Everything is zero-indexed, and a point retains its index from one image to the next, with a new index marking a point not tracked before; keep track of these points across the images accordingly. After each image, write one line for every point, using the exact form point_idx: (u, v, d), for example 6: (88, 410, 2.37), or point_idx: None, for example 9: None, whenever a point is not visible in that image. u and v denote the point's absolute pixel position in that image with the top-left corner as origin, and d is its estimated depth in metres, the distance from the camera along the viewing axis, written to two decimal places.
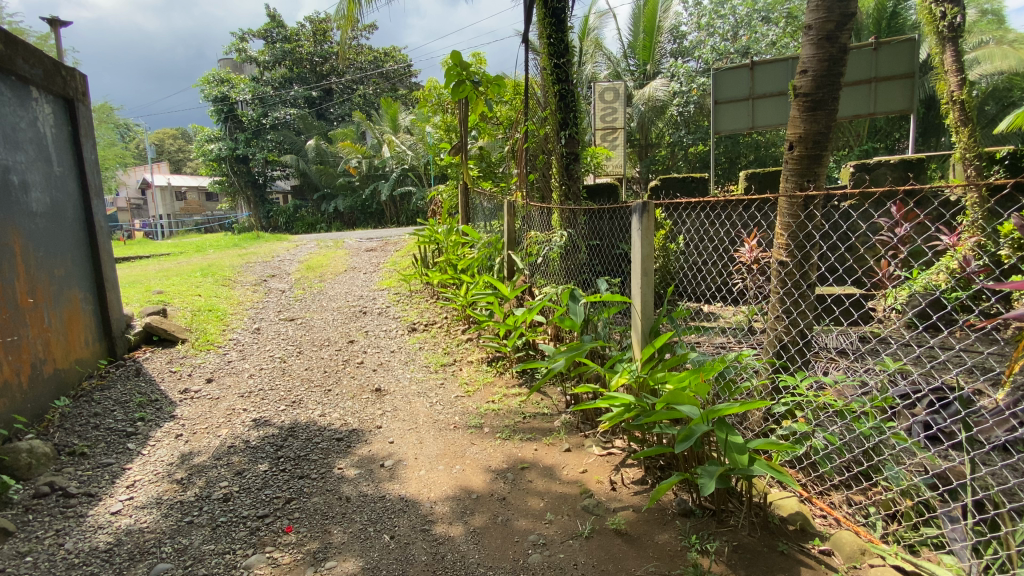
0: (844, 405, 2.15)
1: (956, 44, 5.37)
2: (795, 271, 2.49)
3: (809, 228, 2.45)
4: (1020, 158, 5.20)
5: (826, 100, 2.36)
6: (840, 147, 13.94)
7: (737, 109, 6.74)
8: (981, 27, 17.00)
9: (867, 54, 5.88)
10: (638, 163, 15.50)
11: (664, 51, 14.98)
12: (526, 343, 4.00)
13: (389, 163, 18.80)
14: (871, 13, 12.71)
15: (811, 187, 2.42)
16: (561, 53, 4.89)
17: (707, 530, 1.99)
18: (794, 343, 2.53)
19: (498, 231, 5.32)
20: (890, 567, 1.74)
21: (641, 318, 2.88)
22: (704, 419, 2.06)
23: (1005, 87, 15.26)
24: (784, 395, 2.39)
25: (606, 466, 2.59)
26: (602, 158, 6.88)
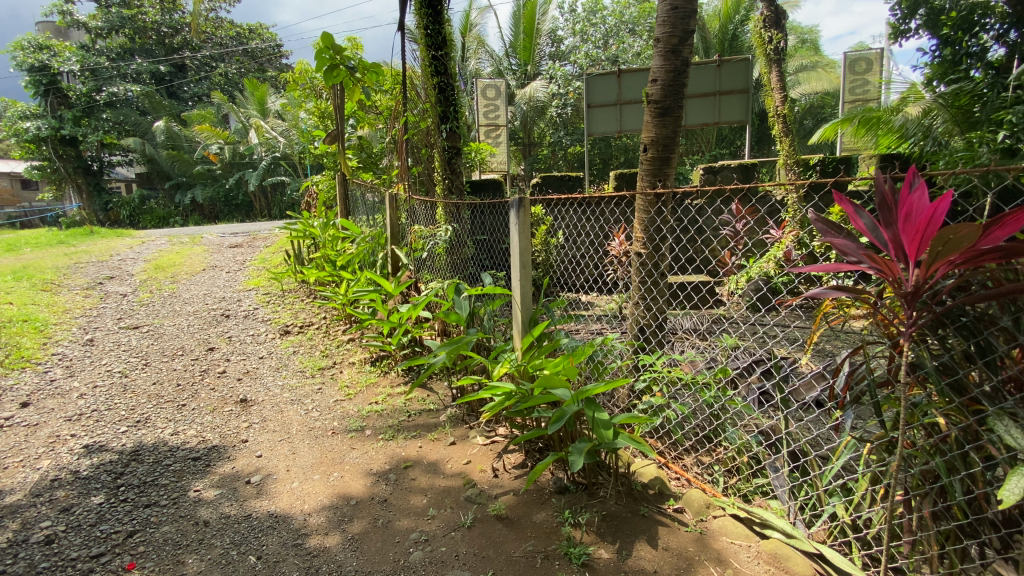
0: (692, 378, 2.42)
1: (779, 66, 6.31)
2: (650, 261, 2.77)
3: (660, 222, 2.73)
4: (826, 165, 6.29)
5: (673, 106, 2.62)
6: (694, 152, 15.73)
7: (608, 113, 7.24)
8: (802, 52, 20.22)
9: (712, 70, 6.67)
10: (523, 160, 15.96)
11: (543, 53, 15.57)
12: (411, 339, 3.91)
13: (259, 150, 17.13)
14: (717, 35, 14.47)
15: (662, 185, 2.69)
16: (439, 45, 4.83)
17: (580, 504, 2.13)
18: (650, 326, 2.80)
19: (380, 225, 5.11)
20: (728, 516, 1.99)
21: (520, 309, 2.97)
22: (574, 400, 2.20)
23: (819, 105, 18.49)
24: (643, 372, 2.64)
25: (489, 454, 2.63)
26: (487, 154, 6.95)
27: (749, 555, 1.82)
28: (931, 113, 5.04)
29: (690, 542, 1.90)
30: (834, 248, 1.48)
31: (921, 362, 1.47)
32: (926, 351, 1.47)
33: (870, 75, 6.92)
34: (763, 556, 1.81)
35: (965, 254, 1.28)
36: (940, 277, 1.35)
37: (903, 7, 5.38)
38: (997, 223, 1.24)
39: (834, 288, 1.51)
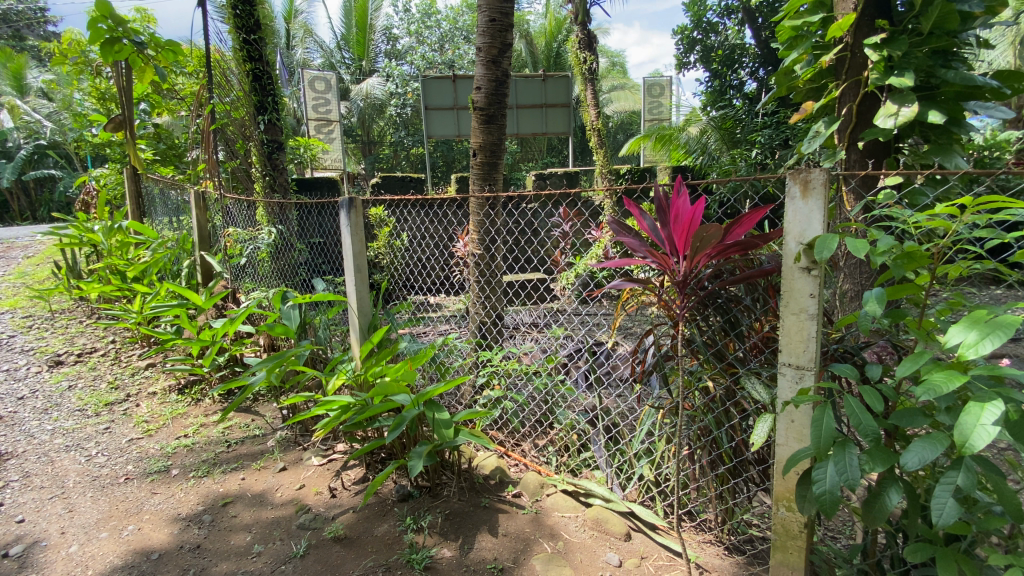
0: (531, 369, 2.58)
1: (593, 85, 7.10)
2: (487, 262, 2.87)
3: (493, 224, 2.85)
4: (634, 173, 7.27)
5: (496, 114, 2.76)
6: (529, 159, 16.83)
7: (444, 117, 7.32)
8: (613, 75, 23.03)
9: (538, 83, 7.18)
10: (362, 160, 15.30)
11: (377, 50, 15.15)
12: (229, 359, 3.45)
13: (11, 134, 13.50)
14: (544, 51, 15.69)
15: (491, 190, 2.83)
16: (252, 29, 4.43)
17: (423, 507, 2.12)
18: (492, 324, 2.91)
19: (188, 228, 4.46)
20: (559, 492, 2.18)
21: (357, 316, 2.82)
22: (414, 404, 2.19)
23: (628, 122, 21.32)
24: (484, 368, 2.73)
25: (326, 474, 2.46)
26: (318, 151, 6.50)
27: (577, 525, 2.02)
28: (706, 133, 6.08)
29: (527, 523, 2.03)
30: (625, 246, 1.72)
31: (694, 337, 1.77)
32: (696, 328, 1.77)
33: (663, 99, 8.14)
34: (588, 523, 2.01)
35: (717, 248, 1.58)
36: (703, 266, 1.65)
37: (683, 43, 6.48)
38: (737, 223, 1.54)
39: (629, 280, 1.75)
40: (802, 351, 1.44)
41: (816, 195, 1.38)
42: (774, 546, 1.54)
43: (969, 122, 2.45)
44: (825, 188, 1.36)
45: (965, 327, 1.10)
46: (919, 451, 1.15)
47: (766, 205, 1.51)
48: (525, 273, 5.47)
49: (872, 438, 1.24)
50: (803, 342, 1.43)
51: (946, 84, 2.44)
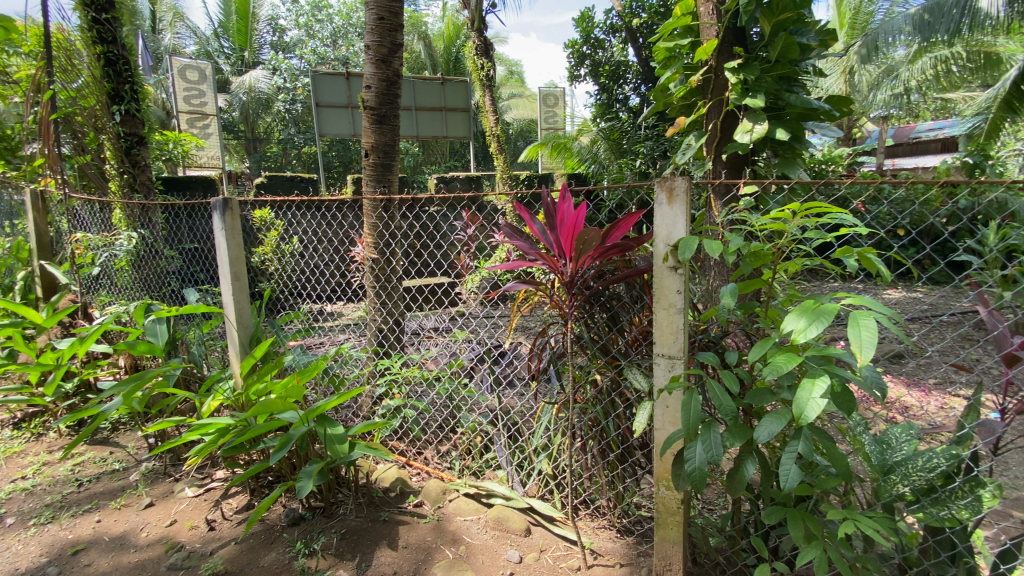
0: (431, 375, 2.55)
1: (491, 91, 7.21)
2: (383, 266, 2.79)
3: (389, 227, 2.77)
4: (533, 179, 7.49)
5: (388, 115, 2.69)
6: (431, 162, 16.66)
7: (337, 116, 6.98)
8: (512, 83, 23.65)
9: (437, 86, 7.13)
10: (247, 158, 14.14)
11: (262, 41, 14.09)
12: (80, 384, 2.99)
13: None
14: (443, 54, 15.63)
15: (386, 192, 2.75)
16: (103, 6, 3.83)
17: (316, 529, 2.00)
18: (390, 331, 2.82)
19: (26, 232, 3.85)
20: (460, 496, 2.18)
21: (238, 329, 2.59)
22: (303, 421, 2.05)
23: (527, 129, 22.00)
24: (383, 377, 2.64)
25: (203, 505, 2.22)
26: (191, 146, 5.87)
27: (479, 526, 2.03)
28: (597, 143, 6.54)
29: (429, 532, 2.00)
30: (516, 249, 1.77)
31: (581, 333, 1.87)
32: (584, 325, 1.86)
33: (557, 109, 8.52)
34: (489, 524, 2.03)
35: (598, 250, 1.68)
36: (587, 268, 1.74)
37: (574, 56, 6.81)
38: (614, 227, 1.65)
39: (520, 282, 1.80)
40: (672, 342, 1.58)
41: (680, 202, 1.53)
42: (657, 524, 1.66)
43: (807, 139, 2.85)
44: (687, 194, 1.51)
45: (797, 314, 1.26)
46: (768, 425, 1.31)
47: (639, 210, 1.63)
48: (428, 278, 5.38)
49: (731, 417, 1.39)
50: (673, 334, 1.58)
51: (789, 106, 2.82)
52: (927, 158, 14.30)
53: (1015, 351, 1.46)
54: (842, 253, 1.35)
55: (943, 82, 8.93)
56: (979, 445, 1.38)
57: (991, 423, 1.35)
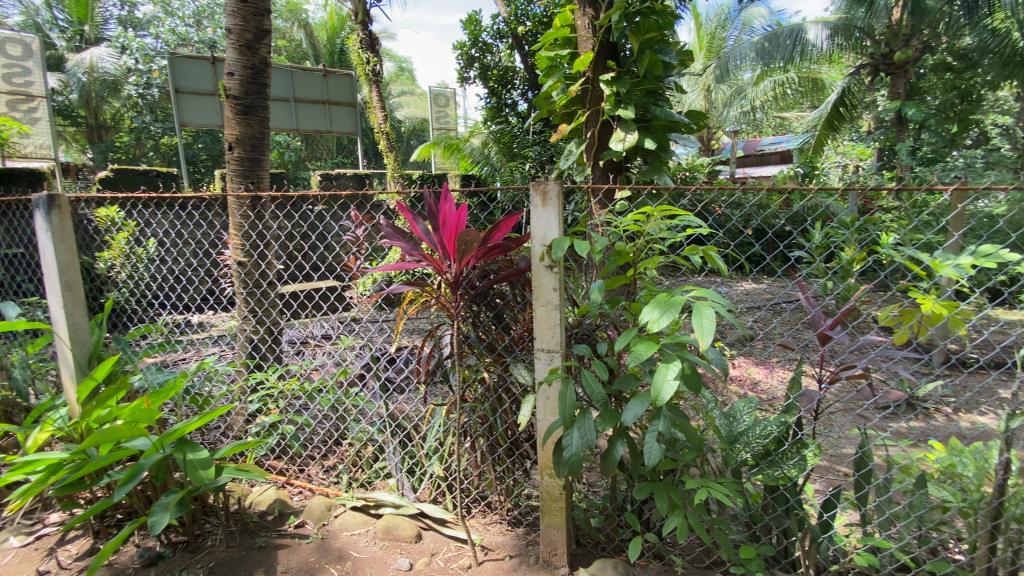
0: (312, 386, 2.40)
1: (379, 87, 6.97)
2: (253, 271, 2.56)
3: (259, 228, 2.56)
4: (425, 178, 7.39)
5: (255, 105, 2.49)
6: (317, 158, 15.71)
7: (202, 104, 6.26)
8: (403, 80, 23.13)
9: (318, 78, 6.73)
10: (90, 148, 12.22)
11: (105, 14, 12.25)
12: None
13: None
14: (326, 45, 14.80)
15: (256, 188, 2.54)
16: None
17: (179, 567, 1.82)
18: (263, 341, 2.59)
19: None
20: (347, 510, 2.08)
21: (73, 347, 2.22)
22: (157, 448, 1.82)
23: (420, 128, 21.66)
24: (258, 392, 2.43)
25: (32, 555, 1.89)
26: (10, 132, 4.93)
27: (367, 539, 1.96)
28: (488, 145, 6.66)
29: (312, 552, 1.89)
30: (399, 250, 1.73)
31: (468, 333, 1.87)
32: (470, 325, 1.87)
33: (448, 109, 8.48)
34: (378, 535, 1.97)
35: (480, 251, 1.70)
36: (470, 268, 1.75)
37: (464, 58, 6.85)
38: (495, 228, 1.68)
39: (405, 284, 1.76)
40: (551, 336, 1.66)
41: (553, 204, 1.60)
42: (543, 512, 1.73)
43: (672, 149, 3.13)
44: (559, 197, 1.59)
45: (654, 306, 1.39)
46: (633, 408, 1.43)
47: (518, 212, 1.68)
48: (312, 282, 5.06)
49: (601, 405, 1.49)
50: (551, 329, 1.65)
51: (655, 118, 3.08)
52: (770, 168, 16.57)
53: (825, 330, 1.72)
54: (691, 250, 1.52)
55: (780, 103, 10.41)
56: (801, 412, 1.61)
57: (809, 393, 1.57)
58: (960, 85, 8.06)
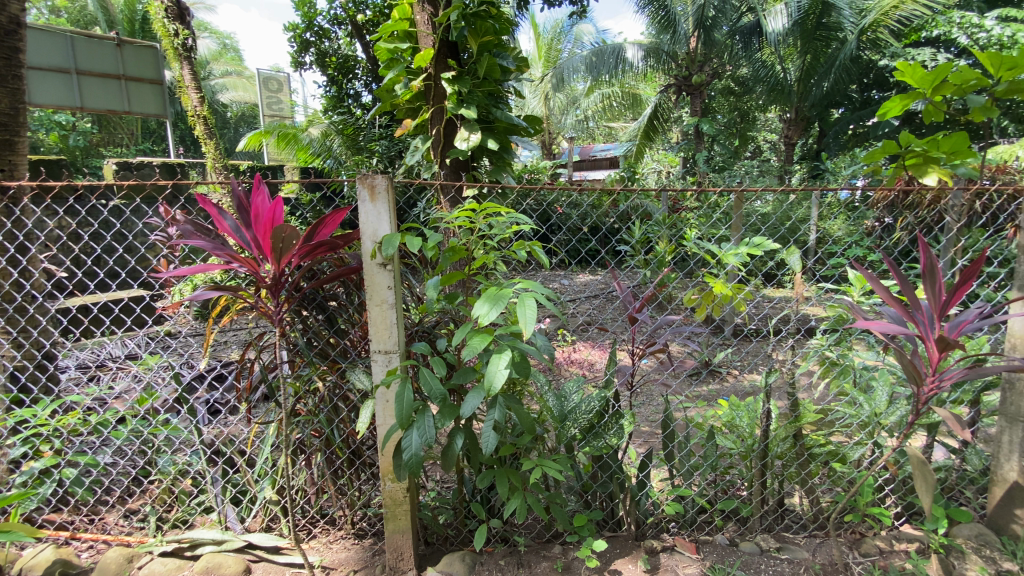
0: (101, 417, 1.98)
1: (192, 65, 5.77)
2: (7, 280, 2.03)
3: (17, 228, 2.04)
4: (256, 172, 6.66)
5: (5, 75, 1.97)
6: (115, 144, 13.16)
7: None
8: (227, 61, 20.55)
9: (109, 48, 5.55)
10: None
11: None
12: None
13: None
14: (124, 10, 12.46)
15: (5, 177, 2.01)
16: None
17: None
18: (26, 368, 2.06)
19: None
20: (157, 558, 1.76)
21: None
22: None
23: (251, 115, 19.44)
24: (24, 430, 1.93)
25: None
26: None
27: None
28: (329, 136, 6.16)
29: None
30: (203, 249, 1.49)
31: (296, 340, 1.72)
32: (298, 331, 1.71)
33: (281, 95, 7.71)
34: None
35: (303, 248, 1.55)
36: (293, 268, 1.59)
37: (297, 42, 6.30)
38: (321, 224, 1.55)
39: (212, 289, 1.52)
40: (387, 337, 1.60)
41: (382, 199, 1.54)
42: (387, 518, 1.67)
43: (514, 151, 3.25)
44: (388, 192, 1.53)
45: (484, 299, 1.39)
46: (470, 400, 1.44)
47: (345, 206, 1.57)
48: (109, 292, 4.22)
49: (440, 401, 1.46)
50: (388, 329, 1.59)
51: (497, 120, 3.15)
52: (603, 171, 18.42)
53: (634, 313, 1.93)
54: (519, 245, 1.58)
55: (608, 113, 11.61)
56: (618, 386, 1.80)
57: (623, 368, 1.76)
58: (738, 108, 9.90)
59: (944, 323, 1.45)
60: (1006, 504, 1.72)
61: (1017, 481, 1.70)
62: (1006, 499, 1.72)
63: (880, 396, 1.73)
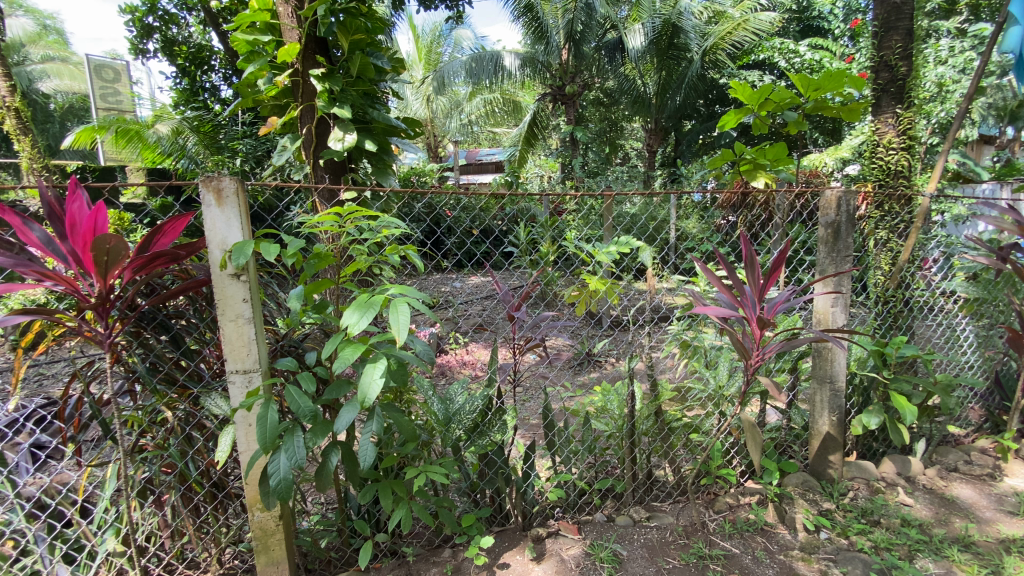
0: None
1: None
2: None
3: None
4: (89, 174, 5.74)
5: None
6: None
7: None
8: (50, 46, 17.57)
9: None
10: None
11: None
12: None
13: None
14: None
15: None
16: None
17: None
18: None
19: None
20: None
21: None
22: None
23: (85, 109, 16.75)
24: None
25: None
26: None
27: None
28: (181, 134, 5.54)
29: None
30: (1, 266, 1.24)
31: (136, 364, 1.50)
32: (137, 355, 1.49)
33: (120, 85, 6.70)
34: None
35: (136, 262, 1.35)
36: (122, 284, 1.38)
37: (137, 27, 5.52)
38: (158, 232, 1.37)
39: (19, 314, 1.27)
40: (246, 355, 1.47)
41: (231, 204, 1.41)
42: (257, 552, 1.53)
43: (395, 153, 3.02)
44: (237, 196, 1.41)
45: (355, 306, 1.30)
46: (344, 415, 1.35)
47: (189, 212, 1.41)
48: None
49: (311, 418, 1.36)
50: (245, 346, 1.46)
51: (375, 121, 2.95)
52: (488, 175, 18.83)
53: (512, 312, 1.98)
54: (392, 249, 1.52)
55: (491, 118, 11.88)
56: (498, 384, 1.83)
57: (503, 366, 1.81)
58: (608, 118, 10.75)
59: (766, 305, 1.70)
60: (823, 453, 2.07)
61: (828, 433, 2.05)
62: (823, 448, 2.07)
63: (722, 369, 2.00)
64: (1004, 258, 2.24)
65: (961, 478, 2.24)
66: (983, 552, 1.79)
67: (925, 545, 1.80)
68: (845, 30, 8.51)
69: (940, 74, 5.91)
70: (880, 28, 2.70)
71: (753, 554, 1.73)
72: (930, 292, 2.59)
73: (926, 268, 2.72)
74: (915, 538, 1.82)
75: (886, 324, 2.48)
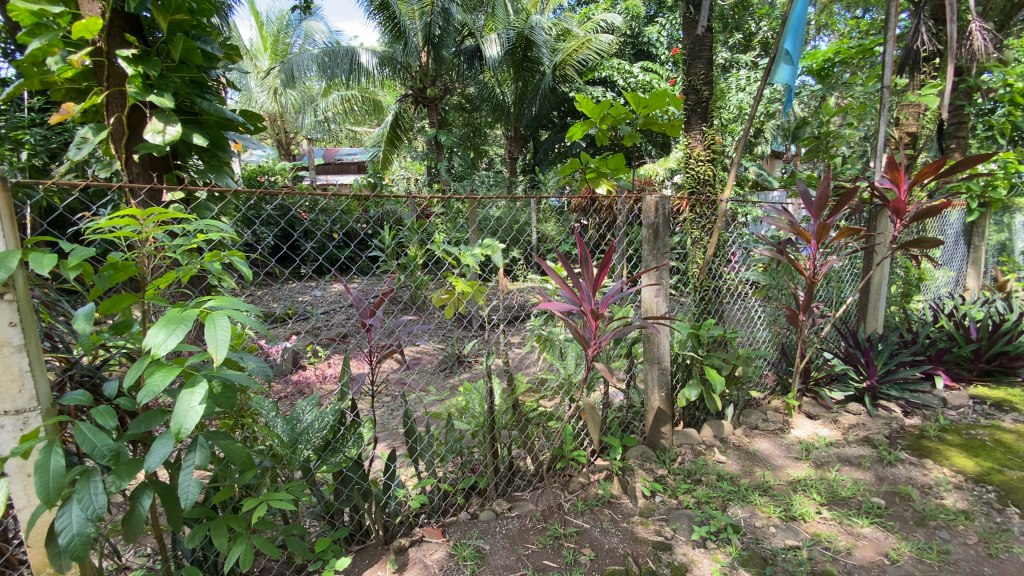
0: None
1: None
2: None
3: None
4: None
5: None
6: None
7: None
8: None
9: None
10: None
11: None
12: None
13: None
14: None
15: None
16: None
17: None
18: None
19: None
20: None
21: None
22: None
23: None
24: None
25: None
26: None
27: None
28: None
29: None
30: None
31: None
32: None
33: None
34: None
35: None
36: None
37: None
38: None
39: None
40: (17, 392, 1.20)
41: None
42: None
43: (230, 149, 2.70)
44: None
45: (162, 324, 1.13)
46: (157, 450, 1.16)
47: None
48: None
49: (111, 457, 1.15)
50: (16, 380, 1.20)
51: (204, 112, 2.57)
52: (350, 176, 17.95)
53: (366, 320, 1.90)
54: (211, 256, 1.34)
55: (350, 117, 11.37)
56: (352, 396, 1.75)
57: (357, 377, 1.73)
58: (470, 123, 10.95)
59: (600, 298, 1.87)
60: (656, 425, 2.35)
61: (659, 407, 2.33)
62: (656, 421, 2.35)
63: (570, 359, 2.18)
64: (782, 250, 2.76)
65: (760, 434, 2.72)
66: (776, 493, 2.18)
67: (734, 494, 2.14)
68: (669, 57, 9.80)
69: (739, 100, 7.12)
70: (688, 56, 3.13)
71: (601, 526, 1.90)
72: (734, 280, 3.08)
73: (731, 261, 3.24)
74: (727, 490, 2.16)
75: (702, 309, 2.89)
